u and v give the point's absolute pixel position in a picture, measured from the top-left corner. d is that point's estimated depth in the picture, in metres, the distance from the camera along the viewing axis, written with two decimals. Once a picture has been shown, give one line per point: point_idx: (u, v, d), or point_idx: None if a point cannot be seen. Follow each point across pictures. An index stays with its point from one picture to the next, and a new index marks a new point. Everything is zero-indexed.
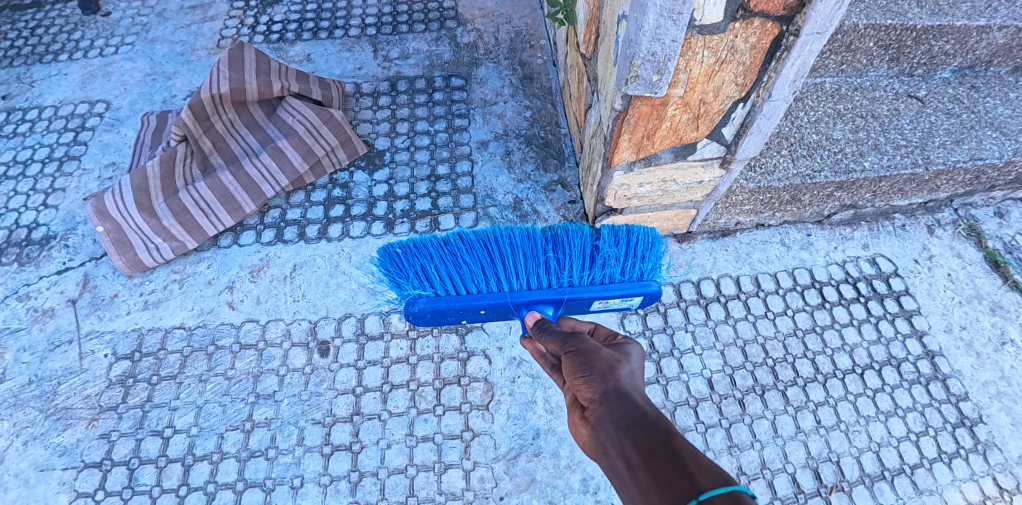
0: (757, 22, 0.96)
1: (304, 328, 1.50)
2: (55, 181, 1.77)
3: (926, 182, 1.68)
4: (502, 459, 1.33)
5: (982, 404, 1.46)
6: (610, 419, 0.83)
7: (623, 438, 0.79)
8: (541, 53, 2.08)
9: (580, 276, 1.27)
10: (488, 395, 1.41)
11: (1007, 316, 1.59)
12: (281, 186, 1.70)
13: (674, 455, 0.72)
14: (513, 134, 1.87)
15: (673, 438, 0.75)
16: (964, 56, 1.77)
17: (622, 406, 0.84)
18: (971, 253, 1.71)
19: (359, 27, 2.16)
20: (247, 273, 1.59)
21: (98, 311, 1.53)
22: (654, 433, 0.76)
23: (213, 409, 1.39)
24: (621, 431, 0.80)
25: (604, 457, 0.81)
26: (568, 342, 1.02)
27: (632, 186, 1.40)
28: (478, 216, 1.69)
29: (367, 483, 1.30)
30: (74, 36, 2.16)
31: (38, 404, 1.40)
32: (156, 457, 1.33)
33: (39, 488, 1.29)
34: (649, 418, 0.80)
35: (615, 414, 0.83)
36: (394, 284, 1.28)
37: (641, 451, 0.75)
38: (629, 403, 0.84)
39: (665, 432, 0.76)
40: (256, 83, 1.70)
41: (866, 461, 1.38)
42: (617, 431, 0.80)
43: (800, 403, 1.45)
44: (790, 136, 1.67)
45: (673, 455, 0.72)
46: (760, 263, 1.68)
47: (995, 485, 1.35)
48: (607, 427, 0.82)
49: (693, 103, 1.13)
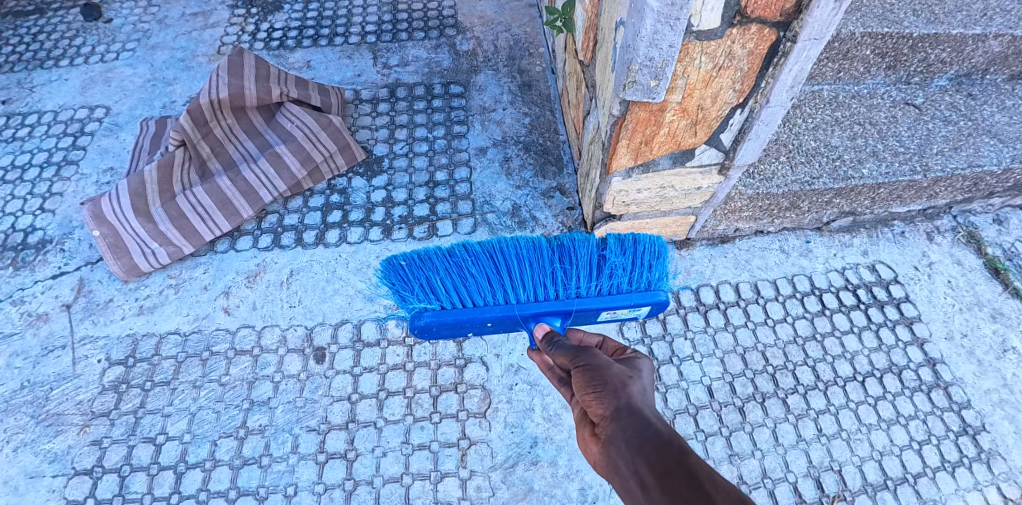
0: (754, 29, 0.97)
1: (300, 334, 1.49)
2: (52, 186, 1.77)
3: (925, 189, 1.68)
4: (499, 467, 1.31)
5: (985, 412, 1.45)
6: (623, 437, 0.82)
7: (637, 457, 0.78)
8: (540, 61, 2.09)
9: (587, 287, 1.26)
10: (485, 402, 1.40)
11: (1009, 323, 1.58)
12: (279, 192, 1.69)
13: (689, 475, 0.70)
14: (512, 140, 1.87)
15: (689, 457, 0.73)
16: (961, 64, 1.78)
17: (635, 424, 0.83)
18: (971, 260, 1.71)
19: (359, 35, 2.17)
20: (243, 279, 1.58)
21: (92, 316, 1.52)
22: (668, 452, 0.75)
23: (207, 416, 1.37)
24: (634, 450, 0.79)
25: (617, 476, 0.80)
26: (579, 356, 1.02)
27: (631, 192, 1.40)
28: (476, 222, 1.68)
29: (362, 492, 1.28)
30: (75, 43, 2.16)
31: (30, 409, 1.38)
32: (148, 464, 1.31)
33: (28, 495, 1.27)
34: (663, 437, 0.78)
35: (628, 432, 0.82)
36: (399, 298, 1.27)
37: (655, 471, 0.74)
38: (642, 421, 0.83)
39: (679, 451, 0.75)
40: (255, 89, 1.69)
41: (868, 470, 1.36)
42: (630, 450, 0.79)
43: (801, 411, 1.43)
44: (788, 143, 1.68)
45: (689, 474, 0.70)
46: (760, 270, 1.67)
47: (1000, 494, 1.33)
48: (620, 446, 0.81)
49: (691, 109, 1.13)
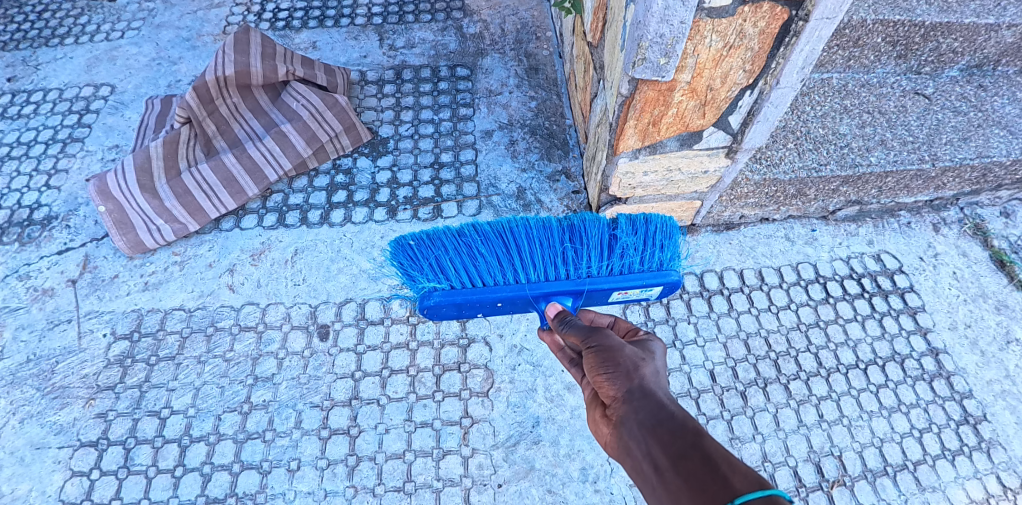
0: (767, 7, 0.95)
1: (304, 311, 1.50)
2: (58, 162, 1.77)
3: (932, 180, 1.67)
4: (501, 446, 1.32)
5: (986, 402, 1.45)
6: (635, 420, 0.83)
7: (649, 439, 0.78)
8: (547, 45, 2.07)
9: (598, 267, 1.25)
10: (488, 382, 1.40)
11: (1013, 315, 1.58)
12: (284, 171, 1.69)
13: (704, 457, 0.71)
14: (518, 124, 1.86)
15: (703, 439, 0.74)
16: (972, 55, 1.76)
17: (648, 406, 0.84)
18: (977, 251, 1.70)
19: (365, 16, 2.16)
20: (248, 256, 1.58)
21: (98, 291, 1.52)
22: (682, 434, 0.76)
23: (211, 391, 1.38)
24: (647, 432, 0.80)
25: (629, 457, 0.81)
26: (590, 336, 1.01)
27: (637, 175, 1.39)
28: (481, 205, 1.68)
29: (365, 468, 1.29)
30: (80, 21, 2.15)
31: (35, 382, 1.39)
32: (153, 437, 1.32)
33: (34, 466, 1.28)
34: (677, 419, 0.79)
35: (640, 414, 0.83)
36: (408, 277, 1.25)
37: (669, 453, 0.74)
38: (655, 404, 0.83)
39: (693, 433, 0.75)
40: (261, 67, 1.69)
41: (868, 456, 1.36)
42: (643, 432, 0.80)
43: (803, 397, 1.43)
44: (796, 130, 1.66)
45: (703, 457, 0.71)
46: (764, 257, 1.67)
47: (999, 483, 1.34)
48: (632, 427, 0.82)
49: (701, 90, 1.12)
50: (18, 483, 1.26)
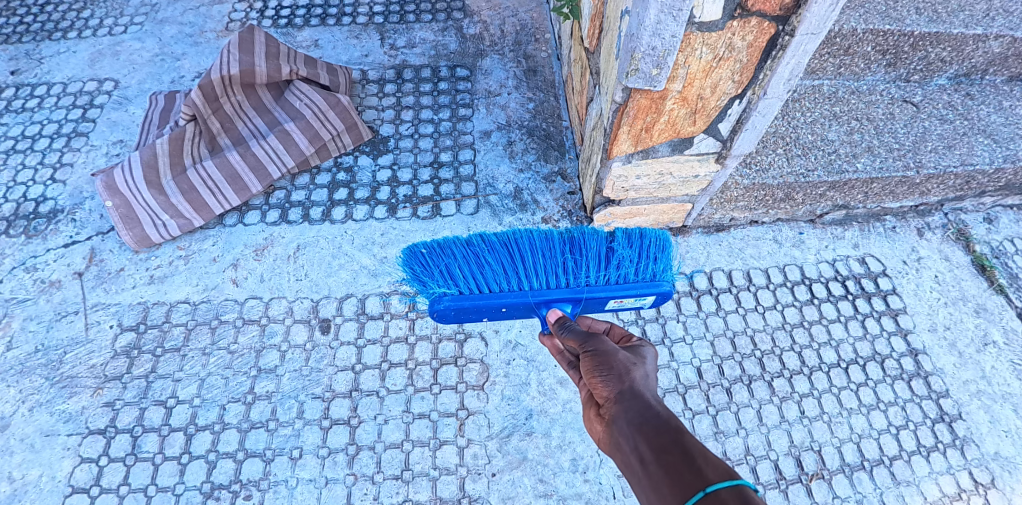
0: (754, 22, 1.00)
1: (306, 306, 1.54)
2: (63, 156, 1.81)
3: (917, 186, 1.73)
4: (495, 437, 1.37)
5: (962, 402, 1.51)
6: (625, 418, 0.88)
7: (636, 435, 0.83)
8: (546, 47, 2.11)
9: (596, 276, 1.30)
10: (484, 376, 1.45)
11: (991, 318, 1.64)
12: (287, 168, 1.73)
13: (684, 452, 0.76)
14: (516, 125, 1.90)
15: (683, 436, 0.79)
16: (961, 64, 1.81)
17: (637, 406, 0.89)
18: (959, 256, 1.76)
19: (367, 15, 2.19)
20: (252, 252, 1.63)
21: (104, 284, 1.56)
22: (666, 431, 0.81)
23: (216, 381, 1.43)
24: (635, 429, 0.85)
25: (618, 452, 0.86)
26: (587, 341, 1.07)
27: (630, 178, 1.44)
28: (478, 204, 1.73)
29: (364, 456, 1.34)
30: (83, 15, 2.18)
31: (44, 372, 1.43)
32: (159, 425, 1.37)
33: (45, 452, 1.33)
34: (662, 418, 0.84)
35: (629, 413, 0.88)
36: (419, 283, 1.31)
37: (653, 447, 0.79)
38: (644, 404, 0.89)
39: (676, 430, 0.81)
40: (265, 67, 1.73)
41: (846, 451, 1.42)
42: (631, 429, 0.85)
43: (785, 394, 1.49)
44: (786, 136, 1.72)
45: (683, 451, 0.76)
46: (752, 258, 1.72)
47: (971, 478, 1.40)
48: (622, 425, 0.87)
49: (691, 99, 1.17)
50: (28, 468, 1.31)
